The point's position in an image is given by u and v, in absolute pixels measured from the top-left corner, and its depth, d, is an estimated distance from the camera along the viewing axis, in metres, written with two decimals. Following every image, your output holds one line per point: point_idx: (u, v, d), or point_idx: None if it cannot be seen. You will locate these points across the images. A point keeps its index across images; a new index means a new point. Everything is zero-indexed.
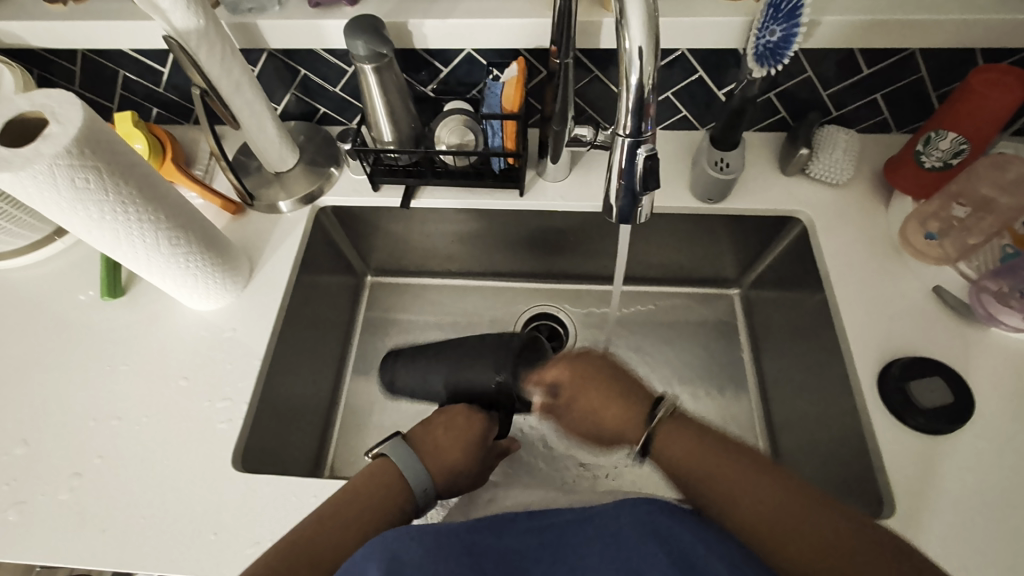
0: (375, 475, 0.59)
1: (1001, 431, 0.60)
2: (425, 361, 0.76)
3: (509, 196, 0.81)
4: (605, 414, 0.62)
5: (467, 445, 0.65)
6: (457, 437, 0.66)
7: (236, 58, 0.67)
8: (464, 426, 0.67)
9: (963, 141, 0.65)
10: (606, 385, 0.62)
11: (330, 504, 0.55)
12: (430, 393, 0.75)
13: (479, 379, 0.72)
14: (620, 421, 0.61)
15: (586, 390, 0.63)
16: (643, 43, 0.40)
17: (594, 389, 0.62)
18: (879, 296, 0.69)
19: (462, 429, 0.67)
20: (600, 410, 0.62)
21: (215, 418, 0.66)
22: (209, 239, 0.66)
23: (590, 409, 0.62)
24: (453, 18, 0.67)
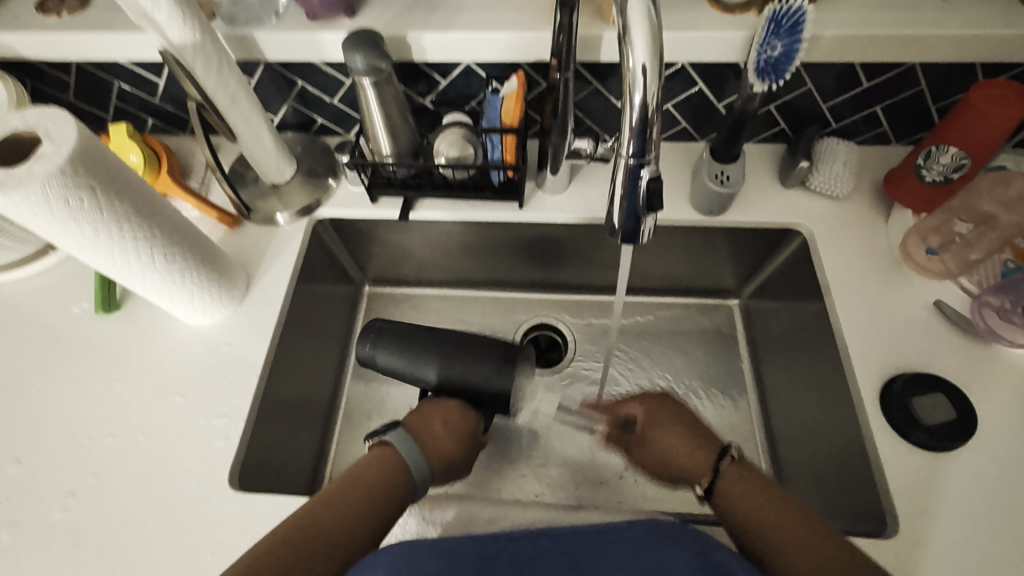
0: (374, 467, 0.57)
1: (1006, 447, 0.60)
2: (415, 346, 0.65)
3: (509, 209, 0.80)
4: (678, 451, 0.67)
5: (463, 443, 0.64)
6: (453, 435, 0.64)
7: (233, 70, 0.66)
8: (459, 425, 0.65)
9: (964, 155, 0.65)
10: (685, 427, 0.68)
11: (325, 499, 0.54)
12: (415, 378, 0.66)
13: (480, 372, 0.64)
14: (688, 462, 0.65)
15: (666, 428, 0.69)
16: (647, 61, 0.39)
17: (673, 428, 0.68)
18: (881, 310, 0.69)
19: (459, 418, 0.65)
20: (677, 446, 0.67)
21: (211, 435, 0.65)
22: (207, 253, 0.66)
23: (668, 448, 0.67)
24: (452, 31, 0.66)
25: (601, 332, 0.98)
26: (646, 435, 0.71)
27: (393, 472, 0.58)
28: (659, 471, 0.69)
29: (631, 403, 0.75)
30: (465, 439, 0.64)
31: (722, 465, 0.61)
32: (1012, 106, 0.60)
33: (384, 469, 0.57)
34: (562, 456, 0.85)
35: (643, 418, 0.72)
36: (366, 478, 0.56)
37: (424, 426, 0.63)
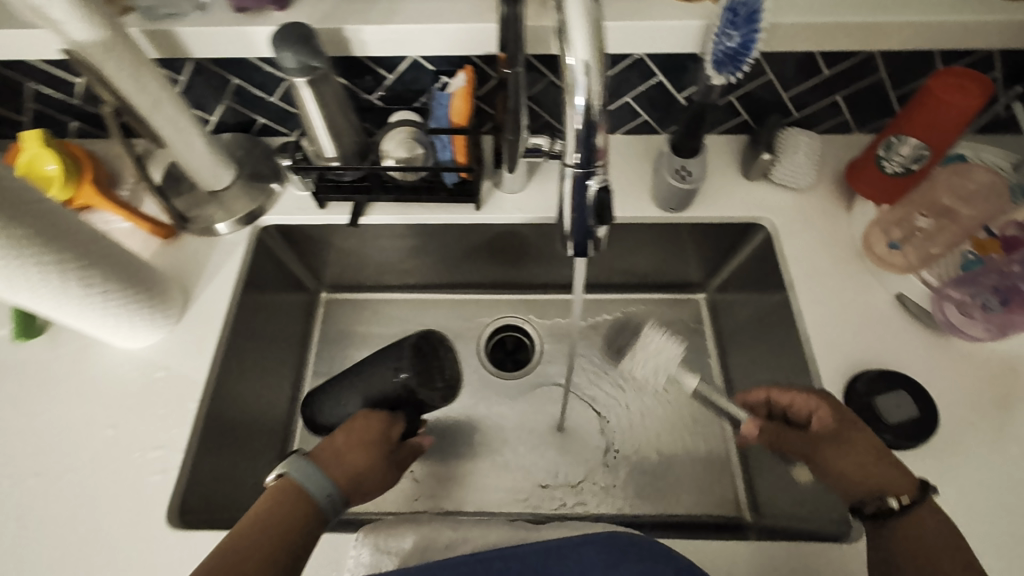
0: (277, 501, 0.53)
1: (967, 441, 0.60)
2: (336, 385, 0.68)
3: (465, 211, 0.77)
4: (849, 469, 0.55)
5: (372, 450, 0.60)
6: (360, 444, 0.60)
7: (152, 70, 0.60)
8: (364, 430, 0.61)
9: (925, 147, 0.63)
10: (864, 444, 0.55)
11: (232, 543, 0.50)
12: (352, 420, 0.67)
13: (383, 382, 0.65)
14: (874, 482, 0.54)
15: (855, 437, 0.56)
16: (588, 58, 0.35)
17: (864, 447, 0.55)
18: (844, 305, 0.68)
19: (364, 427, 0.62)
20: (866, 466, 0.54)
21: (147, 470, 0.60)
22: (131, 273, 0.61)
23: (848, 467, 0.55)
24: (393, 23, 0.61)
25: (568, 331, 0.96)
26: (838, 441, 0.56)
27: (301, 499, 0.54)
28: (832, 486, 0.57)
29: (811, 399, 0.59)
30: (380, 441, 0.62)
31: (908, 501, 0.53)
32: (970, 96, 0.59)
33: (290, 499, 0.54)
34: None
35: (824, 419, 0.57)
36: (272, 515, 0.52)
37: (327, 444, 0.59)
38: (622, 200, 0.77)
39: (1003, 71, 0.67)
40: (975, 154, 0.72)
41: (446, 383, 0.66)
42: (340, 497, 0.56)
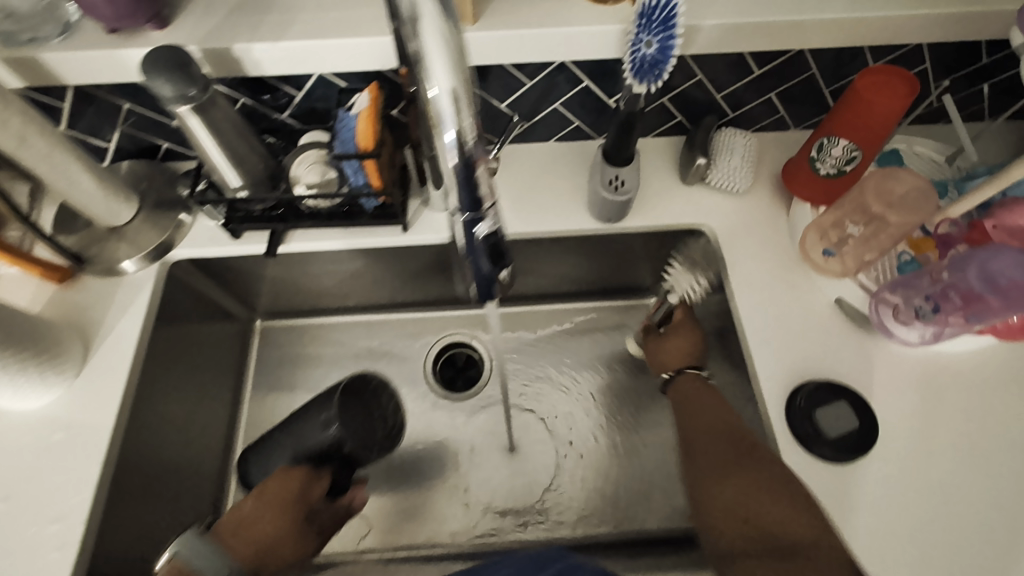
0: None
1: (904, 450, 0.59)
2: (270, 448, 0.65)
3: (391, 232, 0.72)
4: (673, 350, 0.72)
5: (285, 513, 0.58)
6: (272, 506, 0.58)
7: (11, 103, 0.53)
8: (280, 490, 0.60)
9: (855, 148, 0.61)
10: (691, 336, 0.72)
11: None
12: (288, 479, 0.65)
13: (314, 437, 0.62)
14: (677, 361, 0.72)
15: (685, 330, 0.72)
16: (453, 87, 0.31)
17: (688, 336, 0.72)
18: (784, 313, 0.66)
19: (280, 488, 0.60)
20: (682, 351, 0.71)
21: (47, 546, 0.56)
22: (9, 333, 0.55)
23: (673, 346, 0.72)
24: (285, 40, 0.56)
25: (518, 345, 0.93)
26: (676, 325, 0.73)
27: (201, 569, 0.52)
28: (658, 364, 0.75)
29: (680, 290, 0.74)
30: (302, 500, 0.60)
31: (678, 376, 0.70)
32: (898, 95, 0.57)
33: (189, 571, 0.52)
34: None
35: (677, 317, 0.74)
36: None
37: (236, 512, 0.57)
38: (557, 213, 0.74)
39: (933, 63, 0.66)
40: (909, 149, 0.71)
41: (385, 437, 0.63)
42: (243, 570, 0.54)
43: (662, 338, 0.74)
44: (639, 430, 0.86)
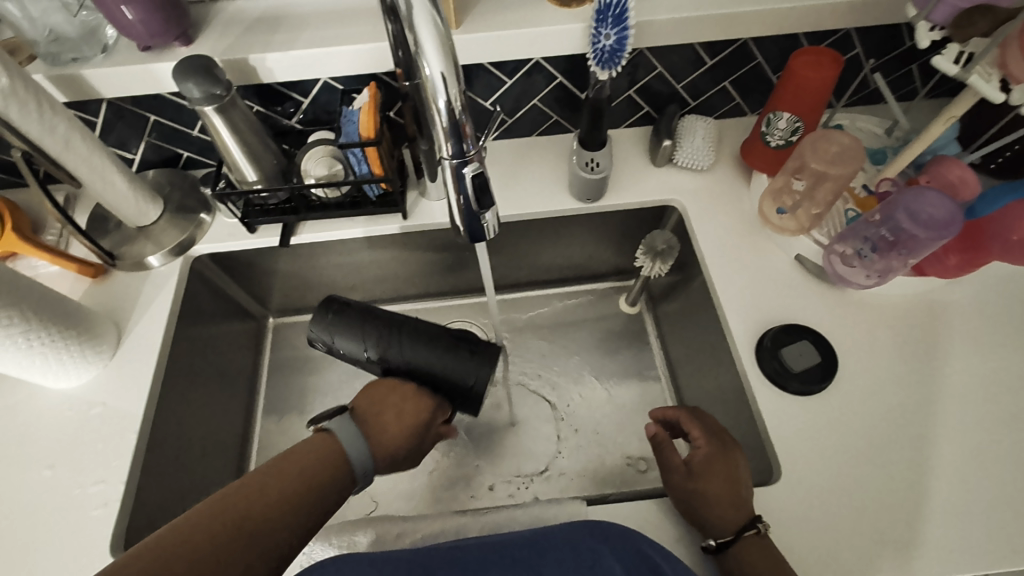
0: (316, 451, 0.56)
1: (859, 383, 0.66)
2: (370, 325, 0.64)
3: (393, 220, 0.80)
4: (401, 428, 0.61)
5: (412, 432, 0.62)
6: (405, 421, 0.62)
7: (59, 112, 0.61)
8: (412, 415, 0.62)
9: (796, 119, 0.70)
10: (730, 485, 0.56)
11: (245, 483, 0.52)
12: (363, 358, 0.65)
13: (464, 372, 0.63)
14: (719, 514, 0.55)
15: (715, 474, 0.56)
16: (443, 69, 0.40)
17: (722, 482, 0.56)
18: (750, 272, 0.73)
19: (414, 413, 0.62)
20: (715, 495, 0.56)
21: (87, 505, 0.61)
22: (57, 311, 0.62)
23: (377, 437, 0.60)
24: (295, 49, 0.65)
25: (514, 329, 0.97)
26: (696, 469, 0.58)
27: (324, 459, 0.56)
28: (692, 511, 0.57)
29: (693, 426, 0.60)
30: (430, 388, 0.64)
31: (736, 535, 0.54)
32: (826, 70, 0.66)
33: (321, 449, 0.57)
34: (487, 459, 0.86)
35: (698, 455, 0.58)
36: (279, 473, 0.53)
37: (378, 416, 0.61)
38: (542, 197, 0.82)
39: (863, 48, 0.75)
40: (851, 124, 0.79)
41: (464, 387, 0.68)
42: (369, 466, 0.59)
43: (694, 475, 0.57)
44: (632, 400, 0.90)
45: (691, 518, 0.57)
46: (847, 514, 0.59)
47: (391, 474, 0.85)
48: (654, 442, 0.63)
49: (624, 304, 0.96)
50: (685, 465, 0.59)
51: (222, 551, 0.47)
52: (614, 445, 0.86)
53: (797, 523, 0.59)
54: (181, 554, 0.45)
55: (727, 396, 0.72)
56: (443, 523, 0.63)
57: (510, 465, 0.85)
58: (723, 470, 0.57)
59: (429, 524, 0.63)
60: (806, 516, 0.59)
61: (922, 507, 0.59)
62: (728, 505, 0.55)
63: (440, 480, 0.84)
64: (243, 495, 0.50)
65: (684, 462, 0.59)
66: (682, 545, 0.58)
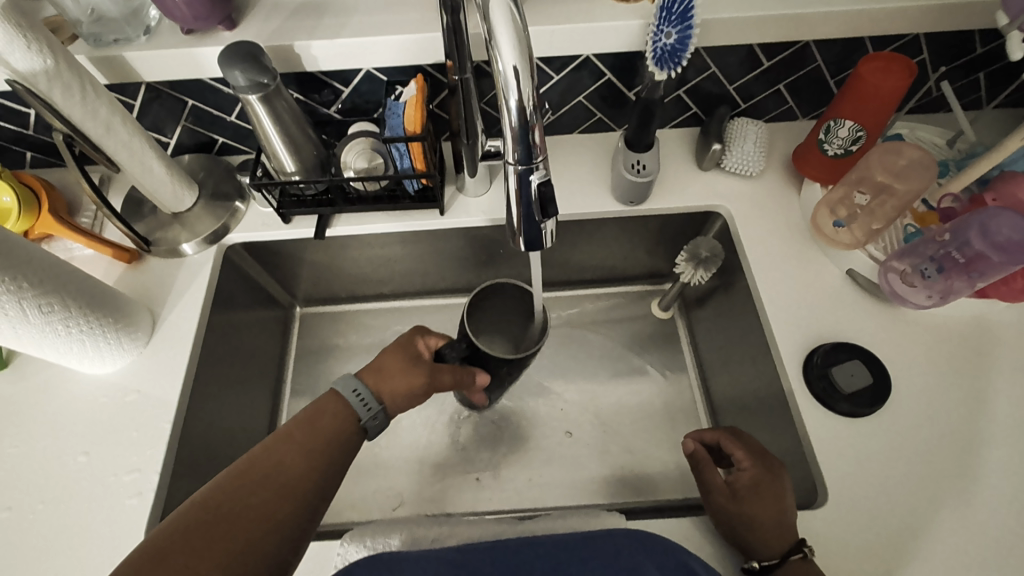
0: (332, 416, 0.57)
1: (912, 406, 0.63)
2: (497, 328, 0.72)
3: (430, 216, 0.78)
4: (393, 373, 0.61)
5: (405, 362, 0.62)
6: (398, 358, 0.62)
7: (101, 96, 0.60)
8: (409, 347, 0.64)
9: (860, 128, 0.67)
10: (773, 510, 0.54)
11: (282, 443, 0.54)
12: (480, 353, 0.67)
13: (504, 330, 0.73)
14: (766, 534, 0.54)
15: (760, 496, 0.55)
16: (516, 63, 0.38)
17: (764, 504, 0.54)
18: (802, 285, 0.71)
19: (405, 354, 0.63)
20: (759, 519, 0.54)
21: (122, 494, 0.61)
22: (94, 296, 0.61)
23: (373, 373, 0.61)
24: (341, 37, 0.63)
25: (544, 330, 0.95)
26: (740, 492, 0.56)
27: (322, 430, 0.56)
28: (730, 529, 0.56)
29: (733, 446, 0.58)
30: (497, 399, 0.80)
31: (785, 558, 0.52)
32: (897, 77, 0.63)
33: (321, 411, 0.57)
34: (515, 460, 0.85)
35: (743, 478, 0.56)
36: (302, 434, 0.55)
37: (381, 360, 0.62)
38: (582, 197, 0.79)
39: (932, 54, 0.71)
40: (912, 133, 0.75)
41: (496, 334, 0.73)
42: (372, 410, 0.59)
43: (737, 497, 0.56)
44: (664, 407, 0.88)
45: (732, 536, 0.56)
46: (899, 543, 0.57)
47: (419, 472, 0.84)
48: (693, 460, 0.61)
49: (657, 309, 0.93)
50: (729, 482, 0.57)
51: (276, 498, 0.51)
52: (645, 453, 0.84)
53: (847, 550, 0.57)
54: (240, 508, 0.49)
55: (770, 412, 0.70)
56: (479, 529, 0.62)
57: (538, 468, 0.84)
58: (762, 494, 0.55)
59: (463, 530, 0.62)
60: (855, 544, 0.57)
61: (980, 539, 0.57)
62: (775, 529, 0.53)
63: (464, 479, 0.83)
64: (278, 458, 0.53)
65: (727, 483, 0.57)
66: (723, 565, 0.57)
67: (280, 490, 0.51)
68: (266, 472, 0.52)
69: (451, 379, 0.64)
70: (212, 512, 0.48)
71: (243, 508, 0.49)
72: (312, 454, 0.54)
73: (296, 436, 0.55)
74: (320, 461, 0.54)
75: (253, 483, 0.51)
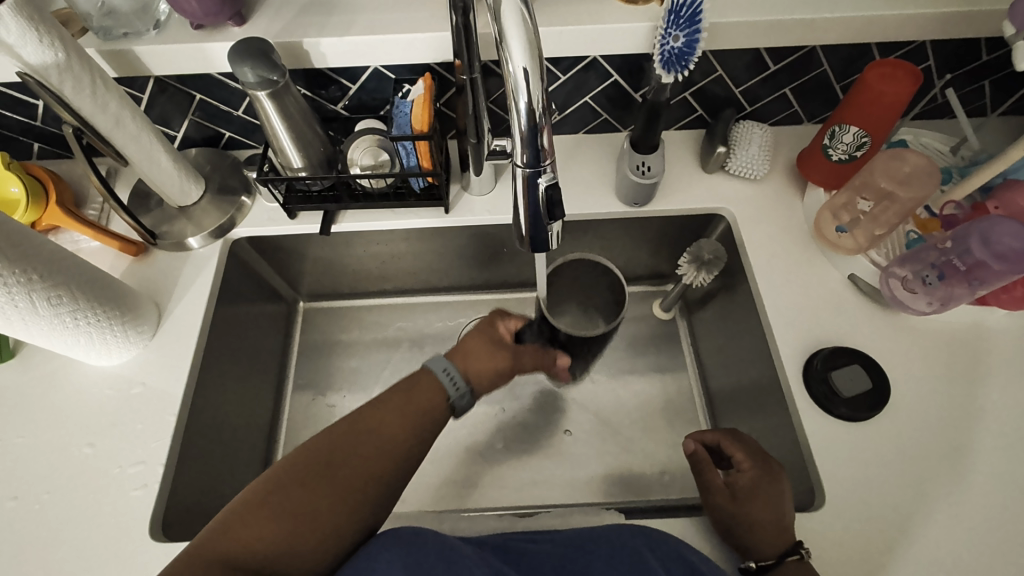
0: (426, 392, 0.58)
1: (909, 411, 0.64)
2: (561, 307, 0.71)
3: (434, 214, 0.79)
4: (481, 358, 0.62)
5: (491, 346, 0.64)
6: (483, 342, 0.64)
7: (111, 90, 0.60)
8: (491, 330, 0.66)
9: (864, 134, 0.67)
10: (771, 511, 0.54)
11: (378, 411, 0.55)
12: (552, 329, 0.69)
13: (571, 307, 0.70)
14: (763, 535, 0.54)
15: (757, 497, 0.55)
16: (526, 66, 0.38)
17: (762, 505, 0.55)
18: (803, 289, 0.71)
19: (489, 338, 0.64)
20: (755, 520, 0.55)
21: (128, 485, 0.62)
22: (101, 288, 0.62)
23: (461, 356, 0.62)
24: (350, 35, 0.63)
25: None
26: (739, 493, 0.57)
27: (417, 403, 0.57)
28: (730, 530, 0.57)
29: (733, 448, 0.59)
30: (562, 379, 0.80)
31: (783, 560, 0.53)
32: (902, 83, 0.63)
33: (414, 387, 0.58)
34: (516, 457, 0.85)
35: (742, 479, 0.57)
36: (396, 403, 0.56)
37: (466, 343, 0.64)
38: (587, 198, 0.80)
39: (937, 61, 0.71)
40: (915, 140, 0.75)
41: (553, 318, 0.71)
42: (466, 393, 0.60)
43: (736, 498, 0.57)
44: (664, 408, 0.88)
45: (730, 537, 0.57)
46: (894, 546, 0.58)
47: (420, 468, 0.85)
48: (693, 461, 0.62)
49: (659, 309, 0.94)
50: (730, 483, 0.58)
51: (371, 458, 0.53)
52: (645, 452, 0.85)
53: (842, 553, 0.57)
54: (338, 462, 0.51)
55: (769, 414, 0.71)
56: (479, 525, 0.62)
57: (538, 465, 0.85)
58: (760, 497, 0.55)
59: (463, 525, 0.62)
60: (849, 546, 0.57)
61: (974, 544, 0.57)
62: (772, 530, 0.54)
63: (465, 475, 0.84)
64: (375, 421, 0.55)
65: (726, 484, 0.58)
66: (721, 565, 0.58)
67: (375, 451, 0.53)
68: (365, 433, 0.54)
69: (533, 361, 0.67)
70: (315, 461, 0.51)
71: (340, 462, 0.51)
72: (403, 424, 0.55)
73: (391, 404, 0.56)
74: (411, 431, 0.55)
75: (353, 440, 0.53)
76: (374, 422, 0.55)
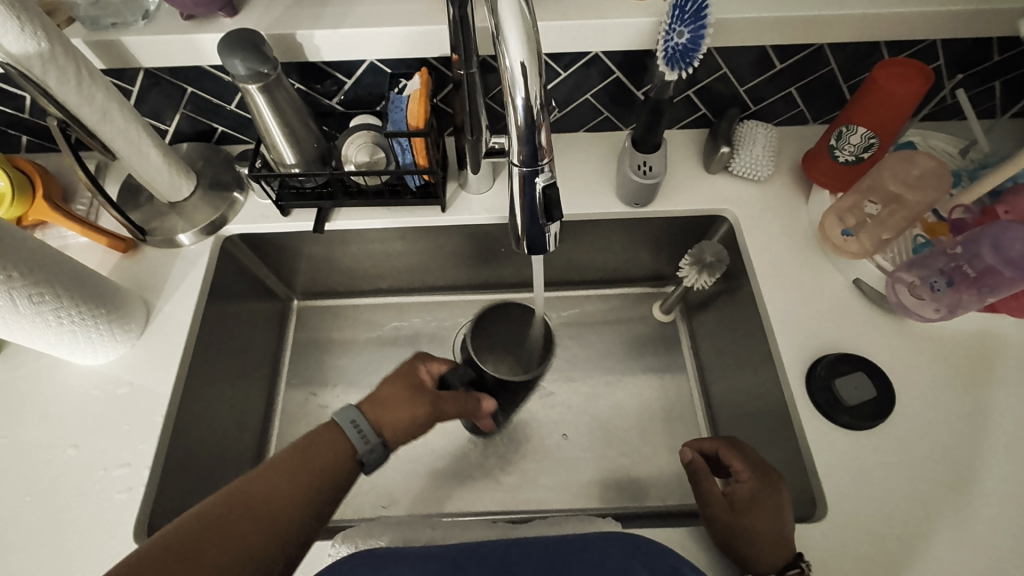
0: (333, 444, 0.56)
1: (914, 419, 0.62)
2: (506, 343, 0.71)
3: (431, 213, 0.77)
4: (394, 406, 0.59)
5: (409, 393, 0.60)
6: (400, 389, 0.61)
7: (98, 82, 0.58)
8: (406, 377, 0.62)
9: (872, 135, 0.66)
10: (769, 524, 0.53)
11: (285, 464, 0.53)
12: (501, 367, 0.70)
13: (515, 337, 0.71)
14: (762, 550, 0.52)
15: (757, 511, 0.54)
16: (524, 60, 0.37)
17: (761, 518, 0.53)
18: (807, 293, 0.70)
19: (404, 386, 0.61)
20: (755, 534, 0.53)
21: (111, 489, 0.60)
22: (85, 285, 0.60)
23: (373, 405, 0.59)
24: (345, 27, 0.62)
25: None
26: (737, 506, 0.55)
27: (324, 457, 0.54)
28: (727, 544, 0.55)
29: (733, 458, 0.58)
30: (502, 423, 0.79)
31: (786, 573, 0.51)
32: (912, 84, 0.61)
33: (316, 441, 0.56)
34: (511, 460, 0.84)
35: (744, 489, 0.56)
36: (308, 455, 0.54)
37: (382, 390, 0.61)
38: (587, 197, 0.78)
39: (947, 60, 0.70)
40: (924, 141, 0.74)
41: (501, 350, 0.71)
42: (377, 443, 0.57)
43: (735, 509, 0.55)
44: (663, 412, 0.87)
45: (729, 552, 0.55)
46: (898, 559, 0.56)
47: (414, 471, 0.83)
48: (692, 470, 0.60)
49: (658, 312, 0.92)
50: (724, 501, 0.56)
51: (284, 513, 0.50)
52: (642, 457, 0.83)
53: (844, 566, 0.56)
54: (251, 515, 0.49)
55: (771, 421, 0.69)
56: (472, 532, 0.61)
57: (534, 469, 0.83)
58: (757, 512, 0.54)
59: (456, 532, 0.61)
60: (852, 559, 0.56)
61: (980, 557, 0.56)
62: (775, 541, 0.52)
63: (459, 479, 0.83)
64: (286, 471, 0.52)
65: (726, 495, 0.57)
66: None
67: (285, 505, 0.50)
68: (275, 486, 0.51)
69: (454, 408, 0.63)
70: (222, 515, 0.48)
71: (248, 518, 0.48)
72: (315, 476, 0.53)
73: (302, 456, 0.54)
74: (321, 483, 0.53)
75: (262, 494, 0.50)
76: (285, 474, 0.52)
